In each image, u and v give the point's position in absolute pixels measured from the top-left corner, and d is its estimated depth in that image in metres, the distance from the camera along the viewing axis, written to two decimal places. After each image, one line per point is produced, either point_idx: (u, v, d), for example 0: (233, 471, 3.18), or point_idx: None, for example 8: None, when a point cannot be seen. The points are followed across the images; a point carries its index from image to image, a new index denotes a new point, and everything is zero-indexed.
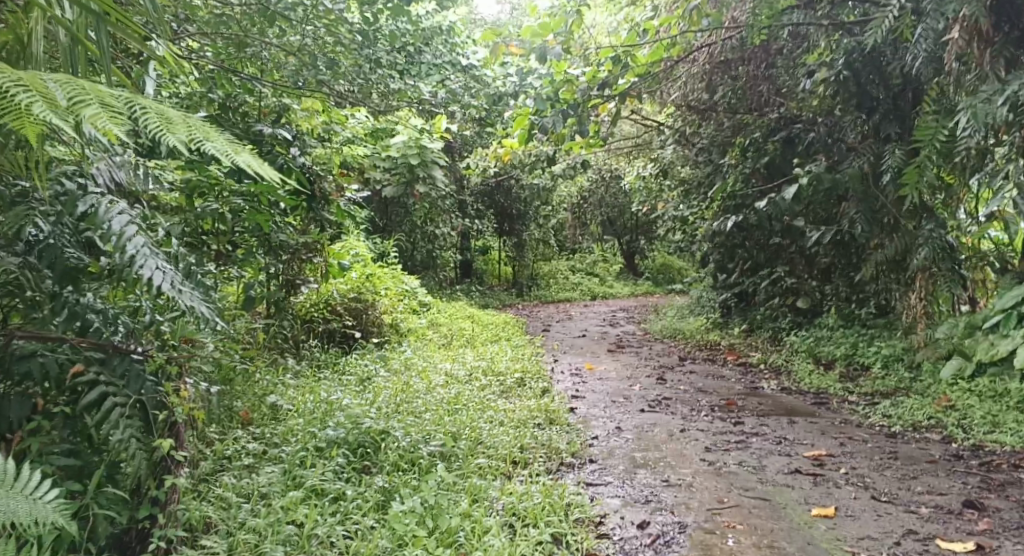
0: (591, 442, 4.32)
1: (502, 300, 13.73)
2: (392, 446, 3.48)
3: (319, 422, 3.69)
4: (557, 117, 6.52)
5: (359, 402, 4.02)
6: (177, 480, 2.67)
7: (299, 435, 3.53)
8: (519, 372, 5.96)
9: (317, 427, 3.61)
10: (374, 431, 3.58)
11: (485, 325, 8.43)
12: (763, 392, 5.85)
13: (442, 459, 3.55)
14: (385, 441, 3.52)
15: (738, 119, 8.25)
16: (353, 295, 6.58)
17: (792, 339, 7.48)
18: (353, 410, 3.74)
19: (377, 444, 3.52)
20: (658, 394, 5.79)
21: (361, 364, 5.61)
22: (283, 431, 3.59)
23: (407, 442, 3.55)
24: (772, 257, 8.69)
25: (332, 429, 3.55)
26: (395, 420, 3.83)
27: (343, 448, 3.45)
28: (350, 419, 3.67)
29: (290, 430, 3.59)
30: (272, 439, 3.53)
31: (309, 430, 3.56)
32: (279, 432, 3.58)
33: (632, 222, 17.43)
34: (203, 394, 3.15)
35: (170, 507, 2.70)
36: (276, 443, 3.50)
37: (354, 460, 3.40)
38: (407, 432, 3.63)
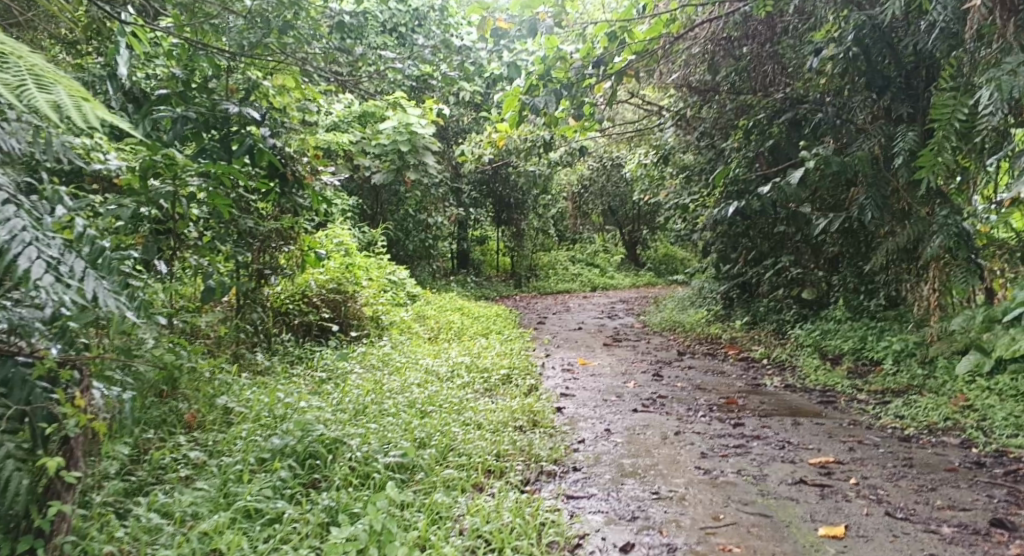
0: (576, 447, 3.96)
1: (499, 291, 13.38)
2: (344, 458, 3.13)
3: (270, 428, 3.35)
4: (549, 98, 6.05)
5: (319, 405, 3.67)
6: (64, 509, 2.45)
7: (243, 443, 3.19)
8: (506, 368, 5.61)
9: (264, 435, 3.27)
10: (326, 438, 3.23)
11: (476, 317, 8.07)
12: (765, 390, 5.49)
13: (400, 472, 3.19)
14: (338, 452, 3.17)
15: (741, 101, 7.86)
16: (331, 286, 6.23)
17: (797, 332, 7.12)
18: (307, 415, 3.39)
19: (329, 455, 3.17)
20: (654, 391, 5.43)
21: (336, 361, 5.25)
22: (226, 439, 3.25)
23: (362, 452, 3.20)
24: (777, 247, 8.32)
25: (279, 437, 3.21)
26: (356, 425, 3.48)
27: (289, 461, 3.11)
28: (302, 425, 3.33)
29: (233, 439, 3.26)
30: (214, 447, 3.20)
31: (255, 439, 3.22)
32: (221, 440, 3.24)
33: (634, 212, 17.04)
34: (117, 401, 2.82)
35: (56, 538, 2.48)
36: (220, 452, 3.16)
37: (301, 473, 3.07)
38: (365, 440, 3.28)
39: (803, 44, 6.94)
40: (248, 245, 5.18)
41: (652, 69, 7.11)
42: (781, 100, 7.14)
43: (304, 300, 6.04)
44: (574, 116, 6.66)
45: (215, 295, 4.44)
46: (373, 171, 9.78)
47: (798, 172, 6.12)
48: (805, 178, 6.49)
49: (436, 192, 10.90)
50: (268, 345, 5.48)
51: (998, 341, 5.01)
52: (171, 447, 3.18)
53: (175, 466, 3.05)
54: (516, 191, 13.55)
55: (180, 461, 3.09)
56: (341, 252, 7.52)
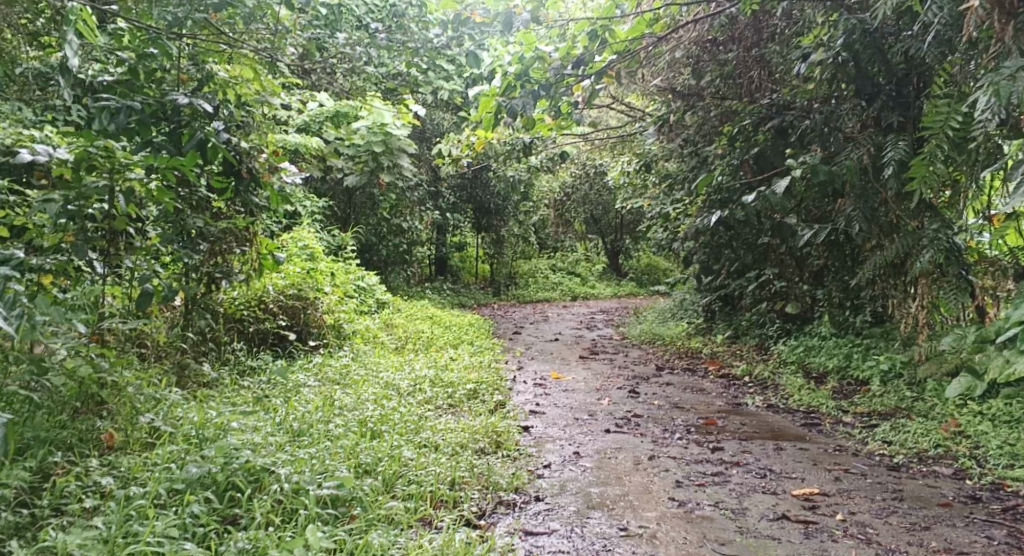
0: (541, 473, 3.65)
1: (477, 299, 13.03)
2: (269, 491, 2.83)
3: (192, 453, 3.02)
4: (526, 100, 5.84)
5: (255, 426, 3.33)
6: None
7: (157, 471, 2.86)
8: (474, 382, 5.29)
9: (182, 462, 2.94)
10: (251, 467, 2.92)
11: (448, 326, 7.74)
12: (746, 410, 5.20)
13: (333, 507, 2.89)
14: (264, 483, 2.88)
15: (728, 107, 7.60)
16: (291, 292, 5.89)
17: (779, 348, 6.83)
18: (232, 440, 3.06)
19: (254, 486, 2.87)
20: (628, 410, 5.12)
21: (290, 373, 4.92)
22: (138, 464, 2.92)
23: (292, 483, 2.89)
24: (761, 259, 8.06)
25: (196, 465, 2.89)
26: (293, 452, 3.18)
27: (206, 493, 2.79)
28: (225, 450, 3.01)
29: (147, 464, 2.92)
30: (126, 474, 2.86)
31: (170, 466, 2.89)
32: (133, 465, 2.91)
33: (617, 221, 16.74)
34: None
35: None
36: (133, 480, 2.84)
37: (218, 508, 2.75)
38: (296, 470, 2.96)
39: (790, 49, 6.71)
40: (195, 246, 4.87)
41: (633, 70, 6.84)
42: (767, 107, 6.89)
43: (260, 305, 5.70)
44: (551, 115, 6.37)
45: (149, 299, 4.14)
46: (346, 172, 9.45)
47: (782, 180, 5.85)
48: (791, 188, 6.23)
49: (411, 195, 10.55)
50: (218, 354, 5.13)
51: (991, 363, 4.75)
52: (80, 474, 2.85)
53: (80, 496, 2.73)
54: (496, 197, 13.22)
55: (88, 489, 2.78)
56: (307, 256, 7.18)
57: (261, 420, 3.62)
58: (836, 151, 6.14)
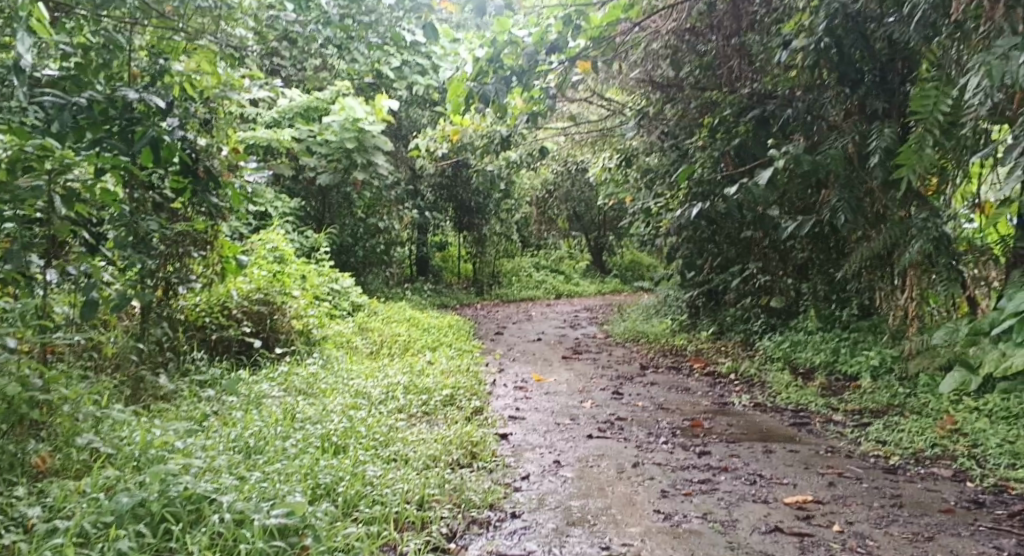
0: (516, 486, 3.43)
1: (459, 299, 12.78)
2: (209, 523, 2.58)
3: (126, 480, 2.79)
4: (500, 86, 5.42)
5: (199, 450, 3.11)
6: None
7: (86, 503, 2.63)
8: (449, 386, 5.06)
9: (113, 493, 2.70)
10: (189, 495, 2.68)
11: (426, 328, 7.50)
12: (733, 410, 4.99)
13: (282, 538, 2.64)
14: (204, 514, 2.63)
15: (709, 96, 7.40)
16: (258, 296, 5.63)
17: (766, 344, 6.64)
18: (170, 465, 2.82)
19: (192, 518, 2.62)
20: (611, 412, 4.91)
21: (254, 384, 4.68)
22: (63, 495, 2.68)
23: (236, 512, 2.65)
24: (746, 253, 7.87)
25: (127, 495, 2.65)
26: (243, 476, 2.94)
27: (137, 527, 2.54)
28: (162, 476, 2.76)
29: (71, 495, 2.69)
30: (49, 508, 2.63)
31: (99, 496, 2.66)
32: (57, 496, 2.67)
33: (600, 217, 16.59)
34: None
35: None
36: (59, 513, 2.61)
37: (151, 542, 2.51)
38: (240, 496, 2.72)
39: (771, 36, 6.51)
40: (150, 252, 4.60)
41: (609, 59, 6.63)
42: (749, 96, 6.69)
43: (224, 312, 5.44)
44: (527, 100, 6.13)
45: (96, 308, 3.81)
46: (320, 172, 9.21)
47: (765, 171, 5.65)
48: (774, 179, 6.04)
49: (388, 195, 10.30)
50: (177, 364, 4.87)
51: (985, 356, 4.57)
52: (3, 506, 2.64)
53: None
54: (476, 195, 12.98)
55: (9, 523, 2.56)
56: (278, 259, 6.93)
57: (214, 438, 3.37)
58: (820, 140, 5.95)
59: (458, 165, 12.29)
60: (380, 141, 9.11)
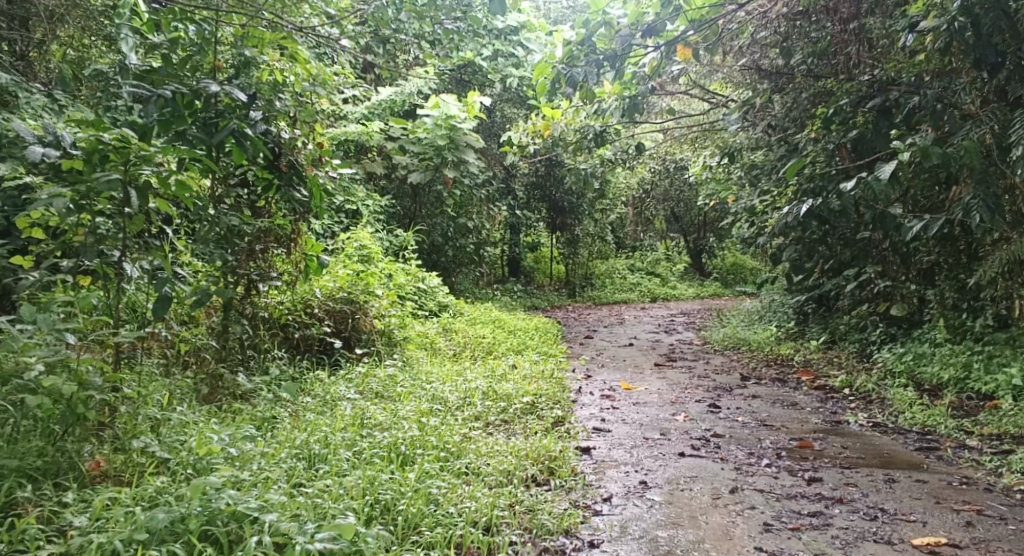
0: (597, 509, 3.10)
1: (551, 301, 12.46)
2: (247, 546, 2.39)
3: (171, 492, 2.65)
4: (590, 70, 5.43)
5: (254, 461, 2.94)
6: None
7: (127, 516, 2.49)
8: (529, 393, 4.77)
9: (150, 507, 2.55)
10: (228, 512, 2.51)
11: (513, 330, 7.23)
12: (847, 429, 4.49)
13: None
14: (243, 535, 2.45)
15: (822, 86, 6.85)
16: (340, 295, 5.47)
17: (883, 356, 6.06)
18: (217, 476, 2.65)
19: (231, 540, 2.46)
20: (707, 428, 4.49)
21: (331, 385, 4.52)
22: (102, 505, 2.55)
23: (278, 534, 2.46)
24: (860, 257, 7.27)
25: (165, 510, 2.50)
26: (294, 491, 2.75)
27: (172, 547, 2.40)
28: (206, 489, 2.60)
29: (112, 505, 2.57)
30: (90, 519, 2.51)
31: (138, 510, 2.52)
32: (97, 506, 2.55)
33: (701, 218, 15.97)
34: None
35: None
36: (96, 526, 2.49)
37: None
38: (285, 517, 2.54)
39: (896, 18, 5.93)
40: (232, 248, 4.50)
41: (711, 44, 6.21)
42: (867, 84, 6.12)
43: (305, 310, 5.27)
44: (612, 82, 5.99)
45: (169, 305, 3.77)
46: (411, 171, 9.06)
47: (887, 166, 5.11)
48: (896, 175, 5.48)
49: (479, 193, 10.09)
50: (257, 363, 4.72)
51: None
52: (48, 515, 2.55)
53: (38, 544, 2.41)
54: (571, 194, 12.63)
55: (51, 533, 2.47)
56: (365, 258, 6.79)
57: (276, 443, 3.19)
58: (951, 132, 5.35)
59: (552, 163, 12.00)
60: (473, 138, 8.92)
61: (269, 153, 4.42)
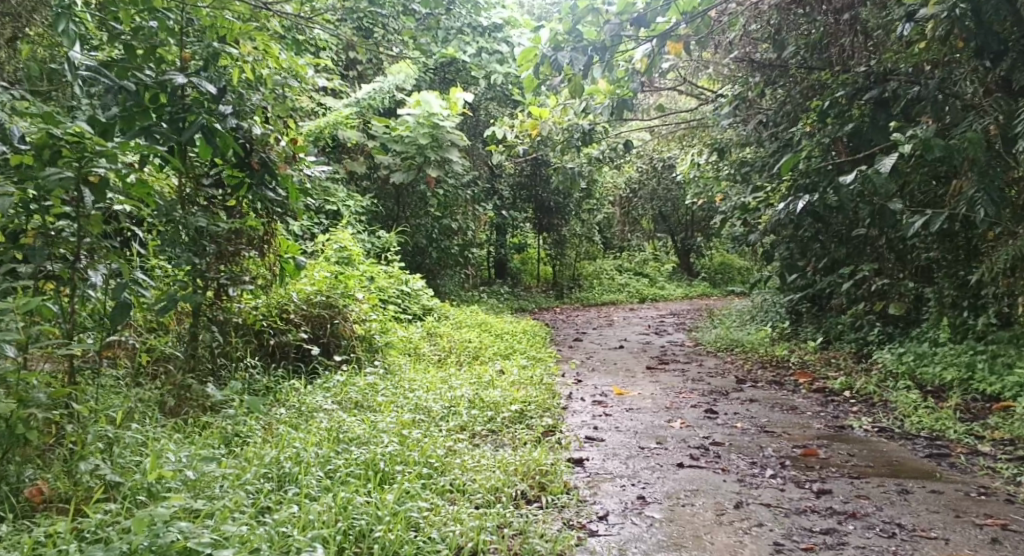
0: (592, 529, 2.88)
1: (539, 303, 12.23)
2: None
3: (122, 525, 2.40)
4: (576, 57, 5.24)
5: (214, 487, 2.69)
6: None
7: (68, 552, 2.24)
8: (518, 400, 4.54)
9: (94, 544, 2.29)
10: (180, 546, 2.25)
11: (499, 334, 7.00)
12: (851, 435, 4.28)
13: None
14: None
15: (817, 78, 6.66)
16: (318, 299, 5.19)
17: (883, 357, 5.86)
18: (172, 503, 2.40)
19: None
20: (705, 435, 4.26)
21: (307, 394, 4.26)
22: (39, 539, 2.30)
23: None
24: (856, 254, 7.07)
25: (112, 546, 2.24)
26: (261, 521, 2.51)
27: None
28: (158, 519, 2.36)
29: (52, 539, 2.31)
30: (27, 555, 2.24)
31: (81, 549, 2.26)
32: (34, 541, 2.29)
33: (689, 217, 15.81)
34: None
35: None
36: None
37: None
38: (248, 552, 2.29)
39: (893, 7, 5.74)
40: (200, 251, 4.25)
41: (702, 39, 6.01)
42: (863, 75, 5.93)
43: (280, 315, 4.99)
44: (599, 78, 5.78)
45: (127, 311, 3.60)
46: (394, 171, 8.82)
47: (887, 159, 4.91)
48: (896, 169, 5.28)
49: (464, 194, 9.85)
50: (228, 372, 4.45)
51: None
52: None
53: None
54: (558, 194, 12.40)
55: None
56: (345, 260, 6.54)
57: (243, 463, 2.93)
58: (954, 123, 5.15)
59: (538, 162, 11.78)
60: (456, 137, 8.69)
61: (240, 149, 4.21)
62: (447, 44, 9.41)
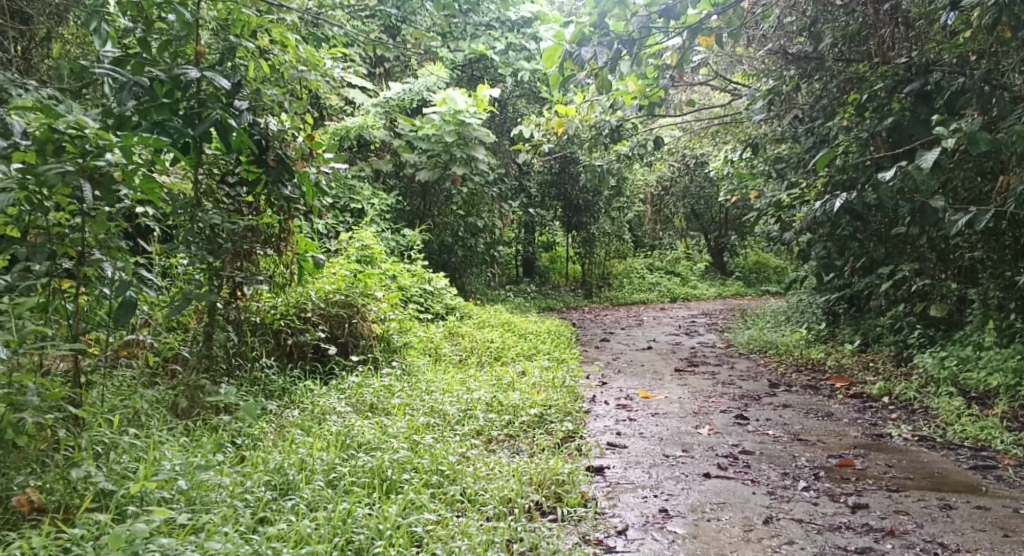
0: (609, 546, 2.74)
1: (568, 302, 12.05)
2: None
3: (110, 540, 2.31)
4: (601, 51, 5.10)
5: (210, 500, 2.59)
6: None
7: None
8: (538, 404, 4.38)
9: None
10: None
11: (524, 334, 6.85)
12: (889, 444, 4.06)
13: None
14: None
15: (854, 71, 6.40)
16: (337, 298, 5.09)
17: (924, 361, 5.61)
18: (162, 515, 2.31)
19: None
20: (734, 443, 4.07)
21: (322, 396, 4.15)
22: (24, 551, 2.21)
23: None
24: (897, 253, 6.80)
25: None
26: (255, 539, 2.41)
27: None
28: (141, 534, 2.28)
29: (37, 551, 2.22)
30: None
31: None
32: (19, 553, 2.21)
33: (722, 215, 15.52)
34: None
35: None
36: None
37: None
38: None
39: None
40: (215, 249, 4.15)
41: (735, 31, 5.80)
42: (904, 67, 5.68)
43: (297, 314, 4.87)
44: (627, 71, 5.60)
45: (132, 310, 3.44)
46: (419, 169, 8.74)
47: (929, 155, 4.71)
48: (939, 165, 5.02)
49: (491, 191, 9.71)
50: (243, 373, 4.33)
51: None
52: None
53: None
54: (587, 191, 12.21)
55: None
56: (366, 259, 6.45)
57: (245, 472, 2.83)
58: (1001, 116, 4.89)
59: (567, 159, 11.61)
60: (482, 134, 8.55)
61: (254, 145, 4.10)
62: (476, 40, 9.46)
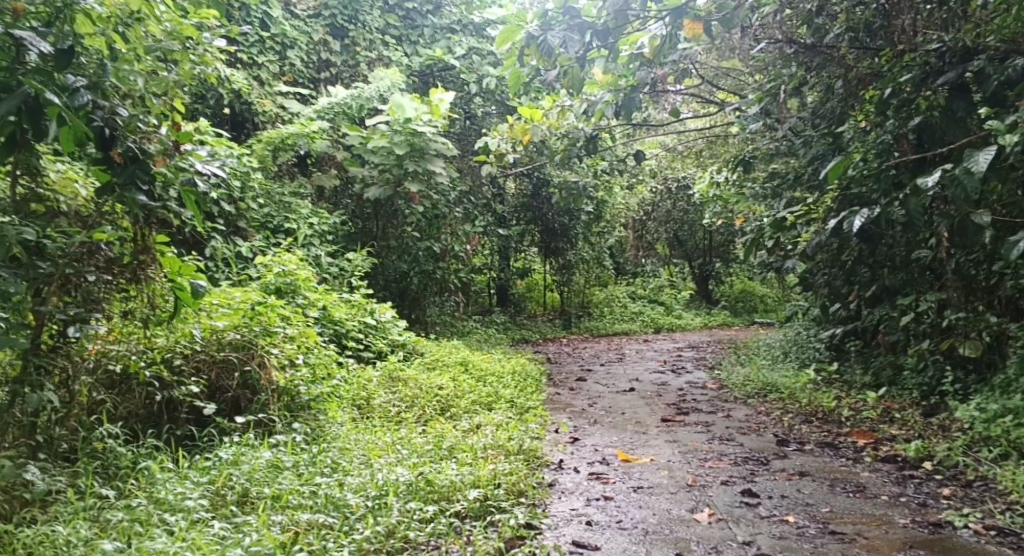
0: None
1: (543, 334, 10.91)
2: None
3: None
4: (568, 36, 4.01)
5: None
6: None
7: None
8: (481, 482, 3.23)
9: None
10: None
11: (482, 375, 5.73)
12: (958, 542, 2.98)
13: None
14: None
15: (869, 65, 5.42)
16: (229, 338, 3.96)
17: (967, 414, 4.54)
18: None
19: None
20: (744, 541, 2.97)
21: (180, 477, 3.02)
22: None
23: None
24: (915, 281, 5.78)
25: None
26: None
27: None
28: None
29: None
30: None
31: None
32: None
33: (705, 240, 14.59)
34: None
35: None
36: None
37: None
38: None
39: None
40: (29, 274, 3.03)
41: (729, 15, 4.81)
42: (935, 55, 4.69)
43: (166, 362, 3.75)
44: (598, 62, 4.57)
45: None
46: (369, 185, 7.66)
47: (982, 154, 3.68)
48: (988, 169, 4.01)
49: (453, 210, 8.64)
50: (77, 446, 3.21)
51: None
52: None
53: None
54: (562, 213, 11.20)
55: None
56: (287, 288, 5.39)
57: None
58: None
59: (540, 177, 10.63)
60: (440, 145, 7.44)
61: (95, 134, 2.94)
62: (434, 45, 9.07)
